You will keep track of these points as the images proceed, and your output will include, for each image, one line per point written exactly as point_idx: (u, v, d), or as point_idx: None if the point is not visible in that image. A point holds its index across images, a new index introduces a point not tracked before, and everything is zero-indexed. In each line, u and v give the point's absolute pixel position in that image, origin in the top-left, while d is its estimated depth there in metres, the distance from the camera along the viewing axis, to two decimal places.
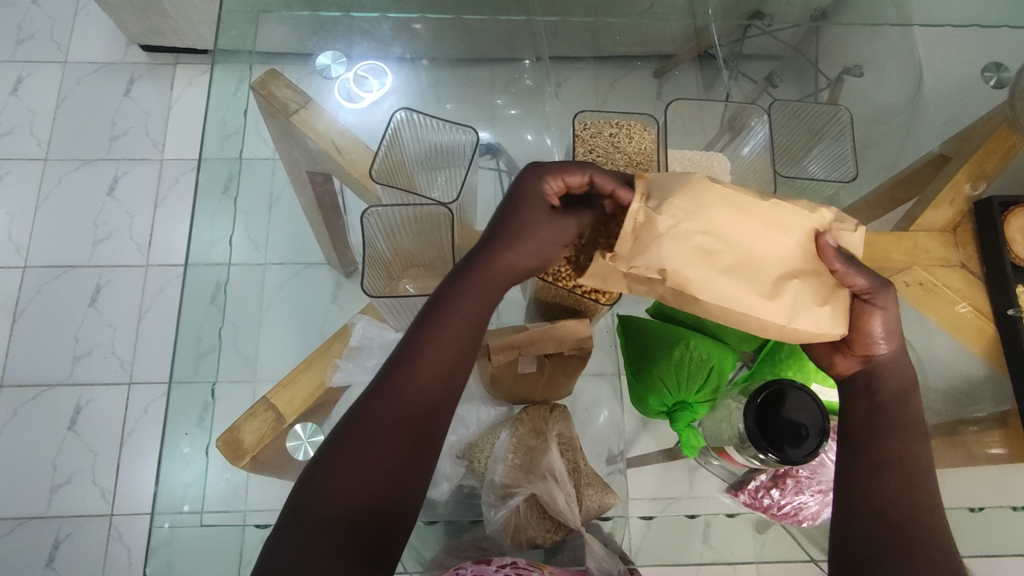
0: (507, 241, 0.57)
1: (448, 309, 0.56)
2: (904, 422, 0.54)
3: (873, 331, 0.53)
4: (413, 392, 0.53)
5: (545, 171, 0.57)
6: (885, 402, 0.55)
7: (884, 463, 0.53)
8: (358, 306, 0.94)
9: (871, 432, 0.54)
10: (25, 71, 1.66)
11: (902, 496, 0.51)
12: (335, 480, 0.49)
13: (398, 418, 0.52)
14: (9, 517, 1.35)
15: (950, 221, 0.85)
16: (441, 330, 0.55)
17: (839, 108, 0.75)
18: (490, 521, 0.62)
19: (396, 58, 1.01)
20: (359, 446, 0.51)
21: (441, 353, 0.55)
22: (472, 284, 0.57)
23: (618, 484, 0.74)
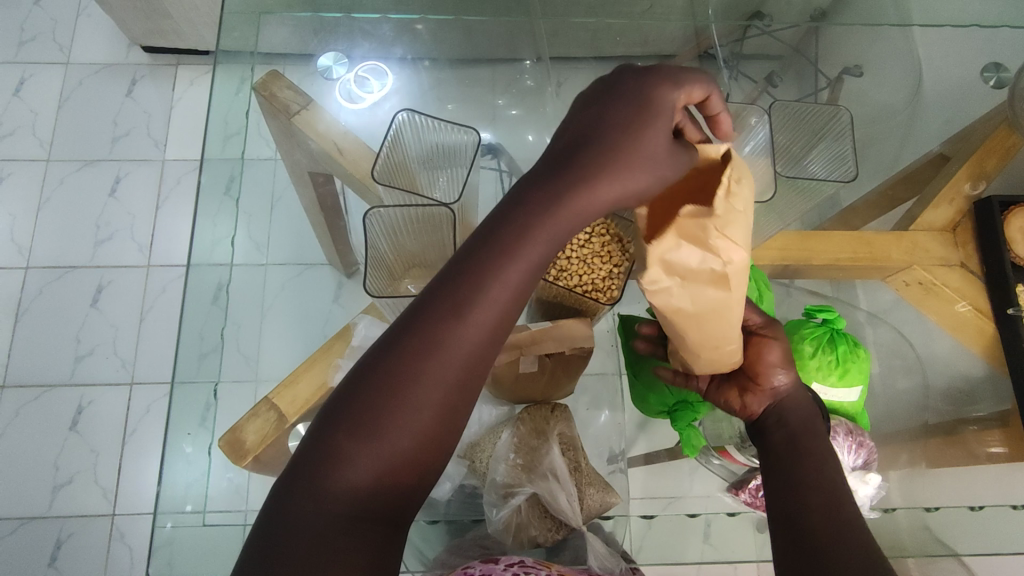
0: (604, 163, 0.43)
1: (493, 263, 0.44)
2: (818, 445, 0.54)
3: (775, 364, 0.57)
4: (454, 349, 0.44)
5: (672, 78, 0.45)
6: (797, 429, 0.55)
7: (806, 485, 0.50)
8: (360, 307, 0.93)
9: (789, 459, 0.53)
10: (28, 72, 1.67)
11: (828, 511, 0.48)
12: (341, 467, 0.43)
13: (424, 389, 0.44)
14: (11, 517, 1.36)
15: (949, 221, 0.85)
16: (482, 290, 0.44)
17: (839, 108, 0.75)
18: (492, 521, 0.63)
19: (397, 58, 1.01)
20: (372, 433, 0.43)
21: (479, 322, 0.44)
22: (532, 228, 0.43)
23: (619, 483, 0.74)
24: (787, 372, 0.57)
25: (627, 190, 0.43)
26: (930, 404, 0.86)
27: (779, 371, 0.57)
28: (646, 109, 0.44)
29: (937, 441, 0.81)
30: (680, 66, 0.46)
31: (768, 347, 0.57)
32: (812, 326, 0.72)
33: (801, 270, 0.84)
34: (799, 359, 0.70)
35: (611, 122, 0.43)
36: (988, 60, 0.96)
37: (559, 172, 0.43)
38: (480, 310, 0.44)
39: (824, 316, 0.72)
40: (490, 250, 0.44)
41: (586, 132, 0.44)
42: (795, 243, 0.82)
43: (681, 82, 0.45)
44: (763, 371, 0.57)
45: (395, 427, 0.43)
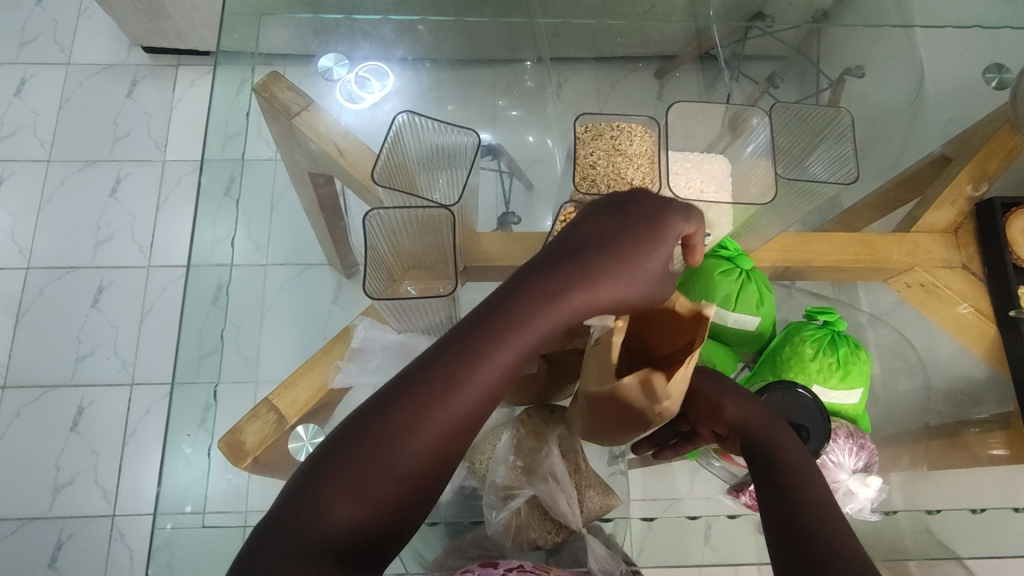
0: (614, 263, 0.49)
1: (503, 330, 0.45)
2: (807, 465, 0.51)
3: (723, 393, 0.56)
4: (460, 400, 0.44)
5: (679, 210, 0.52)
6: (780, 450, 0.52)
7: (811, 510, 0.47)
8: (359, 308, 0.95)
9: (783, 481, 0.50)
10: (29, 73, 1.67)
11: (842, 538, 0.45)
12: (326, 505, 0.42)
13: (425, 430, 0.43)
14: (12, 518, 1.36)
15: (951, 222, 0.84)
16: (489, 355, 0.45)
17: (840, 109, 0.73)
18: (491, 523, 0.62)
19: (398, 59, 1.02)
20: (369, 466, 0.43)
21: (479, 387, 0.44)
22: (545, 304, 0.46)
23: (620, 485, 0.74)
24: (733, 398, 0.55)
25: (622, 294, 0.48)
26: (933, 405, 0.86)
27: (726, 398, 0.56)
28: (655, 229, 0.51)
29: (938, 443, 0.81)
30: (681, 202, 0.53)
31: (710, 381, 0.57)
32: (814, 327, 0.72)
33: (802, 271, 0.84)
34: (800, 362, 0.69)
35: (622, 234, 0.50)
36: (991, 59, 0.95)
37: (571, 260, 0.49)
38: (483, 377, 0.44)
39: (825, 319, 0.72)
40: (505, 314, 0.46)
41: (597, 235, 0.51)
42: (796, 245, 0.82)
43: (685, 213, 0.52)
44: (713, 403, 0.56)
45: (381, 477, 0.43)
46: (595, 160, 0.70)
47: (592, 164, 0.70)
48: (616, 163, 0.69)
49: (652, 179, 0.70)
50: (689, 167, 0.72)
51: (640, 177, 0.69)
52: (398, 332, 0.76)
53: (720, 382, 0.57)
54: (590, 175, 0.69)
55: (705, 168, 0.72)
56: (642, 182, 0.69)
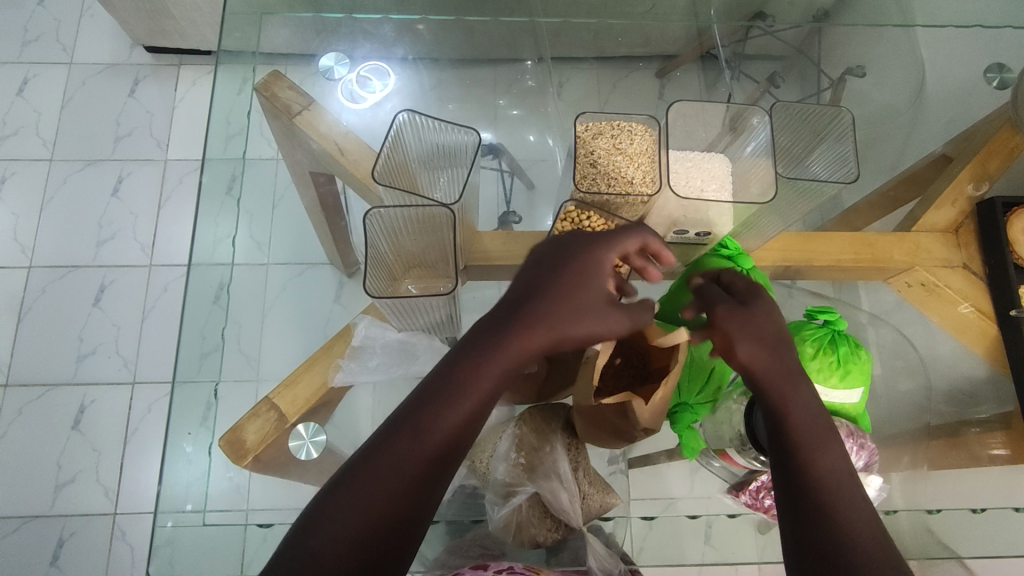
0: (567, 298, 0.51)
1: (454, 379, 0.49)
2: (822, 430, 0.49)
3: (738, 334, 0.51)
4: (446, 425, 0.48)
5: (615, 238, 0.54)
6: (793, 413, 0.50)
7: (823, 489, 0.47)
8: (361, 306, 0.96)
9: (796, 455, 0.48)
10: (31, 72, 1.67)
11: (854, 517, 0.46)
12: (329, 527, 0.45)
13: (415, 455, 0.47)
14: (14, 516, 1.36)
15: (952, 221, 0.84)
16: (445, 404, 0.48)
17: (841, 109, 0.73)
18: (492, 519, 0.63)
19: (398, 59, 1.02)
20: (365, 495, 0.46)
21: (438, 430, 0.47)
22: (493, 352, 0.49)
23: (619, 484, 0.75)
24: (748, 340, 0.51)
25: (575, 331, 0.50)
26: (934, 405, 0.86)
27: (741, 340, 0.51)
28: (596, 262, 0.53)
29: (940, 443, 0.81)
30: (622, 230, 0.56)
31: (728, 316, 0.52)
32: (814, 327, 0.72)
33: (803, 270, 0.84)
34: (800, 361, 0.70)
35: (562, 273, 0.52)
36: (992, 59, 0.95)
37: (529, 302, 0.51)
38: (440, 420, 0.47)
39: (825, 318, 0.72)
40: (478, 352, 0.50)
41: (543, 276, 0.52)
42: (796, 245, 0.82)
43: (613, 240, 0.54)
44: (725, 344, 0.52)
45: (356, 523, 0.45)
46: (595, 159, 0.69)
47: (592, 163, 0.69)
48: (616, 162, 0.69)
49: (651, 179, 0.69)
50: (689, 166, 0.71)
51: (640, 176, 0.69)
52: (399, 331, 0.77)
53: (739, 320, 0.52)
54: (590, 175, 0.69)
55: (707, 167, 0.72)
56: (642, 181, 0.69)
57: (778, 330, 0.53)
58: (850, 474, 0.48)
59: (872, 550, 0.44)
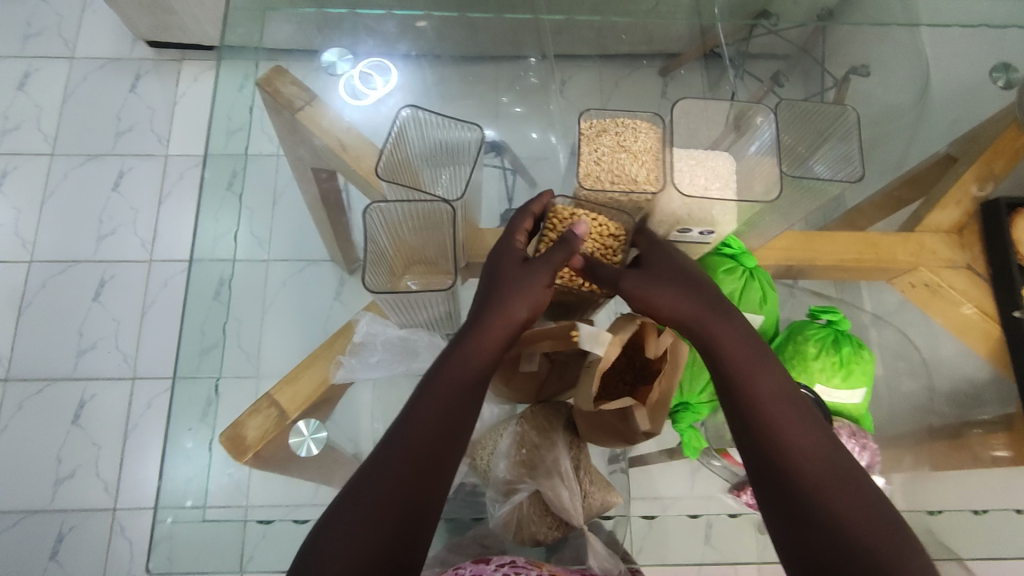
0: (502, 263, 0.59)
1: (436, 380, 0.53)
2: (757, 358, 0.54)
3: (654, 289, 0.56)
4: (455, 383, 0.53)
5: (515, 228, 0.62)
6: (728, 349, 0.54)
7: (771, 414, 0.51)
8: (362, 303, 0.93)
9: (739, 387, 0.53)
10: (33, 67, 1.67)
11: (806, 436, 0.51)
12: (363, 493, 0.49)
13: (428, 414, 0.51)
14: (14, 511, 1.36)
15: (956, 223, 0.84)
16: (434, 403, 0.52)
17: (846, 107, 0.73)
18: (494, 516, 0.63)
19: (401, 55, 1.01)
20: (391, 457, 0.50)
21: (430, 425, 0.51)
22: (467, 356, 0.54)
23: (620, 482, 0.75)
24: (670, 295, 0.55)
25: (516, 313, 0.55)
26: (936, 406, 0.86)
27: (662, 300, 0.55)
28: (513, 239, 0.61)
29: (942, 444, 0.81)
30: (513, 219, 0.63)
31: (640, 281, 0.56)
32: (817, 326, 0.72)
33: (806, 270, 0.84)
34: (802, 361, 0.69)
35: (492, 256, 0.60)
36: (998, 60, 0.96)
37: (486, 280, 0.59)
38: (432, 417, 0.51)
39: (828, 317, 0.72)
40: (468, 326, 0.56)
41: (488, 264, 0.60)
42: (799, 244, 0.82)
43: (515, 228, 0.62)
44: (650, 302, 0.56)
45: (368, 516, 0.48)
46: (600, 157, 0.69)
47: (596, 161, 0.69)
48: (620, 159, 0.68)
49: (656, 176, 0.68)
50: (693, 164, 0.69)
51: (644, 174, 0.68)
52: (399, 327, 0.75)
53: (651, 280, 0.56)
54: (594, 172, 0.68)
55: (711, 167, 0.70)
56: (646, 179, 0.68)
57: (685, 274, 0.57)
58: (790, 392, 0.53)
59: (824, 463, 0.49)
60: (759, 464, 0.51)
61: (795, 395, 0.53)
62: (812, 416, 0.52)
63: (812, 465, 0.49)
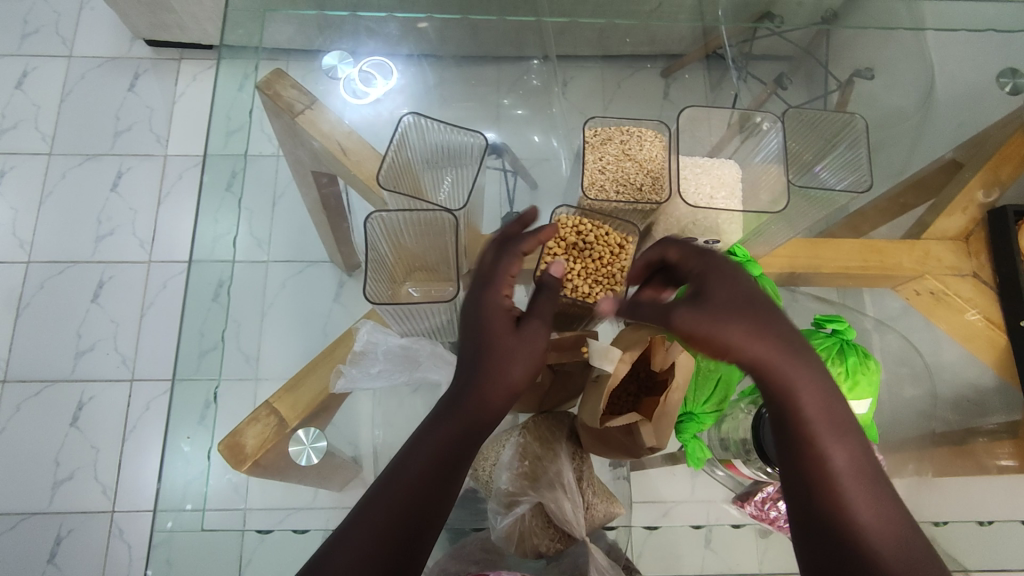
0: (500, 317, 0.53)
1: (450, 412, 0.51)
2: (835, 419, 0.47)
3: (724, 329, 0.45)
4: (466, 418, 0.51)
5: (499, 277, 0.54)
6: (807, 410, 0.47)
7: (842, 484, 0.46)
8: (362, 309, 0.94)
9: (810, 451, 0.47)
10: (30, 65, 1.66)
11: (878, 509, 0.46)
12: (368, 515, 0.48)
13: (436, 446, 0.51)
14: (11, 513, 1.35)
15: (962, 229, 0.83)
16: (442, 437, 0.51)
17: (854, 115, 0.72)
18: (495, 528, 0.61)
19: (403, 56, 1.00)
20: (397, 483, 0.49)
21: (437, 460, 0.50)
22: (482, 396, 0.51)
23: (622, 490, 0.74)
24: (743, 334, 0.45)
25: (518, 382, 0.51)
26: (939, 413, 0.85)
27: (734, 338, 0.45)
28: (501, 287, 0.54)
29: (946, 451, 0.81)
30: (495, 266, 0.54)
31: (692, 314, 0.46)
32: (822, 336, 0.71)
33: (810, 277, 0.83)
34: None
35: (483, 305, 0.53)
36: (1006, 65, 0.97)
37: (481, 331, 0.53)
38: (439, 451, 0.50)
39: (834, 326, 0.71)
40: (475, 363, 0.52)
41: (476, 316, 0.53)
42: (804, 250, 0.81)
43: (505, 272, 0.54)
44: (731, 346, 0.46)
45: (373, 540, 0.47)
46: (604, 166, 0.68)
47: (600, 169, 0.68)
48: (625, 167, 0.68)
49: (661, 185, 0.68)
50: (699, 172, 0.69)
51: (649, 183, 0.68)
52: (399, 335, 0.74)
53: (708, 313, 0.46)
54: (598, 181, 0.68)
55: (717, 177, 0.69)
56: (652, 188, 0.68)
57: (757, 298, 0.47)
58: (867, 461, 0.47)
59: (896, 543, 0.45)
60: (819, 536, 0.46)
61: (872, 463, 0.47)
62: (885, 485, 0.47)
63: (884, 546, 0.45)
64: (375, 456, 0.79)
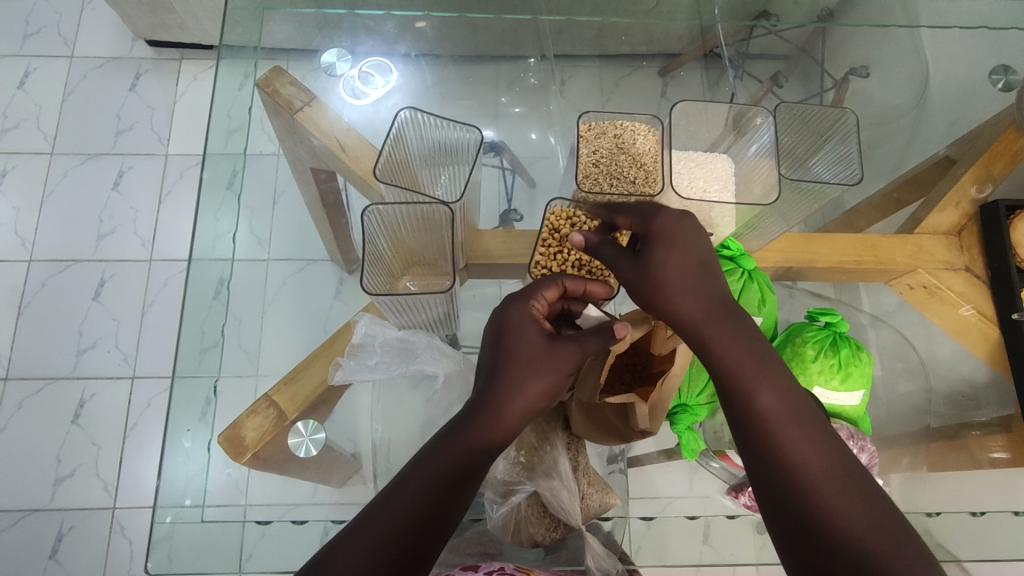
0: (542, 341, 0.54)
1: (478, 422, 0.51)
2: (761, 364, 0.50)
3: (654, 286, 0.52)
4: (491, 429, 0.51)
5: (534, 301, 0.57)
6: (731, 359, 0.51)
7: (770, 427, 0.49)
8: (362, 304, 0.96)
9: (740, 400, 0.50)
10: (32, 65, 1.67)
11: (812, 449, 0.48)
12: (383, 511, 0.47)
13: (459, 449, 0.49)
14: (13, 509, 1.36)
15: (954, 224, 0.84)
16: (454, 451, 0.49)
17: (846, 110, 0.72)
18: (492, 518, 0.63)
19: (401, 55, 1.02)
20: (416, 481, 0.48)
21: (459, 468, 0.49)
22: (509, 406, 0.51)
23: (618, 483, 0.75)
24: (670, 291, 0.52)
25: (537, 394, 0.52)
26: (931, 407, 0.86)
27: (664, 294, 0.52)
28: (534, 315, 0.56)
29: (939, 445, 0.81)
30: (534, 293, 0.57)
31: (632, 270, 0.54)
32: (815, 329, 0.72)
33: (804, 272, 0.84)
34: (801, 362, 0.70)
35: (518, 327, 0.55)
36: (998, 61, 0.95)
37: (515, 352, 0.54)
38: (448, 467, 0.49)
39: (827, 319, 0.72)
40: (504, 376, 0.53)
41: (521, 339, 0.54)
42: (798, 245, 0.82)
43: (538, 293, 0.58)
44: (661, 301, 0.52)
45: (388, 534, 0.46)
46: (598, 159, 0.69)
47: (595, 162, 0.69)
48: (619, 161, 0.69)
49: (655, 178, 0.69)
50: (692, 165, 0.72)
51: (643, 177, 0.69)
52: (398, 328, 0.75)
53: (643, 268, 0.53)
54: (593, 173, 0.69)
55: (710, 168, 0.72)
56: (645, 182, 0.69)
57: (690, 261, 0.53)
58: (796, 400, 0.50)
59: (833, 479, 0.47)
60: (760, 478, 0.49)
61: (800, 401, 0.50)
62: (820, 425, 0.49)
63: (820, 483, 0.47)
64: (372, 451, 0.80)
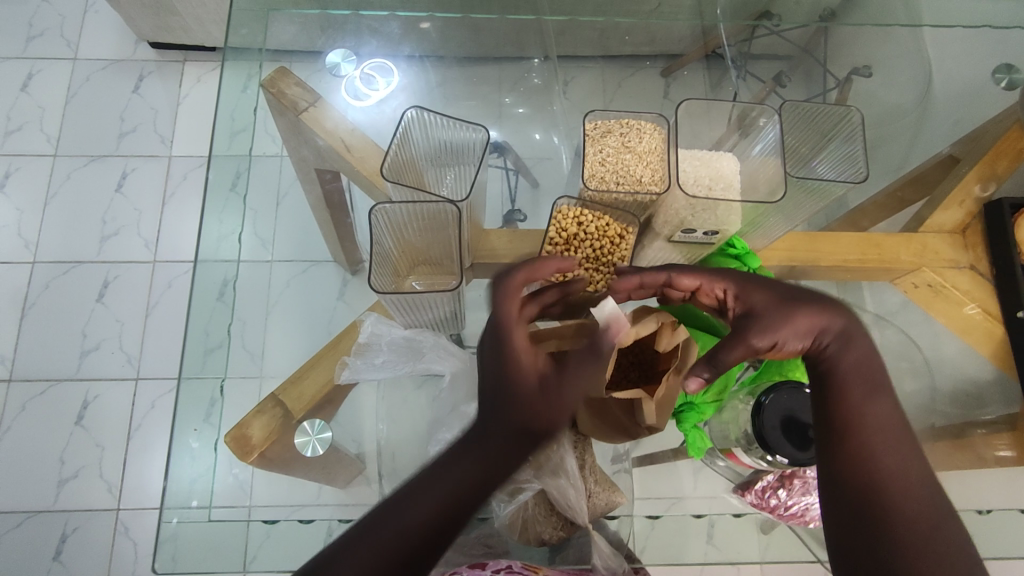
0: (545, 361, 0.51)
1: (496, 435, 0.47)
2: (871, 381, 0.52)
3: (776, 321, 0.53)
4: (509, 445, 0.47)
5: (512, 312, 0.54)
6: (844, 367, 0.53)
7: (865, 431, 0.50)
8: (366, 304, 0.97)
9: (841, 402, 0.52)
10: (36, 67, 1.67)
11: (898, 464, 0.49)
12: (391, 521, 0.44)
13: (475, 464, 0.46)
14: (18, 511, 1.36)
15: (959, 223, 0.84)
16: (468, 469, 0.46)
17: (850, 108, 0.73)
18: (498, 516, 0.63)
19: (405, 56, 1.02)
20: (427, 495, 0.45)
21: (475, 484, 0.45)
22: (529, 424, 0.47)
23: (624, 483, 0.74)
24: (788, 326, 0.53)
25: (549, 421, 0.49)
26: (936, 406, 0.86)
27: (782, 328, 0.53)
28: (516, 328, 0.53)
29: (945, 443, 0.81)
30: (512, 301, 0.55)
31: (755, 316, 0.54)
32: None
33: (809, 271, 0.84)
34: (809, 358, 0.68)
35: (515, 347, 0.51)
36: (1000, 60, 0.96)
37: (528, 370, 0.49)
38: (461, 485, 0.45)
39: None
40: (525, 389, 0.48)
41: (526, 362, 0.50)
42: (802, 244, 0.82)
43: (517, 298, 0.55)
44: (777, 337, 0.53)
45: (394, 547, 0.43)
46: (604, 158, 0.69)
47: (601, 161, 0.69)
48: (624, 160, 0.69)
49: (660, 177, 0.69)
50: (697, 164, 0.69)
51: (649, 175, 0.69)
52: (404, 327, 0.76)
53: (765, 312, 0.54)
54: (599, 172, 0.69)
55: (714, 168, 0.70)
56: (651, 180, 0.69)
57: (809, 299, 0.55)
58: (899, 420, 0.51)
59: (914, 495, 0.48)
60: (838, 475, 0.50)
61: (907, 426, 0.51)
62: (915, 449, 0.50)
63: (900, 493, 0.48)
64: (377, 451, 0.80)
